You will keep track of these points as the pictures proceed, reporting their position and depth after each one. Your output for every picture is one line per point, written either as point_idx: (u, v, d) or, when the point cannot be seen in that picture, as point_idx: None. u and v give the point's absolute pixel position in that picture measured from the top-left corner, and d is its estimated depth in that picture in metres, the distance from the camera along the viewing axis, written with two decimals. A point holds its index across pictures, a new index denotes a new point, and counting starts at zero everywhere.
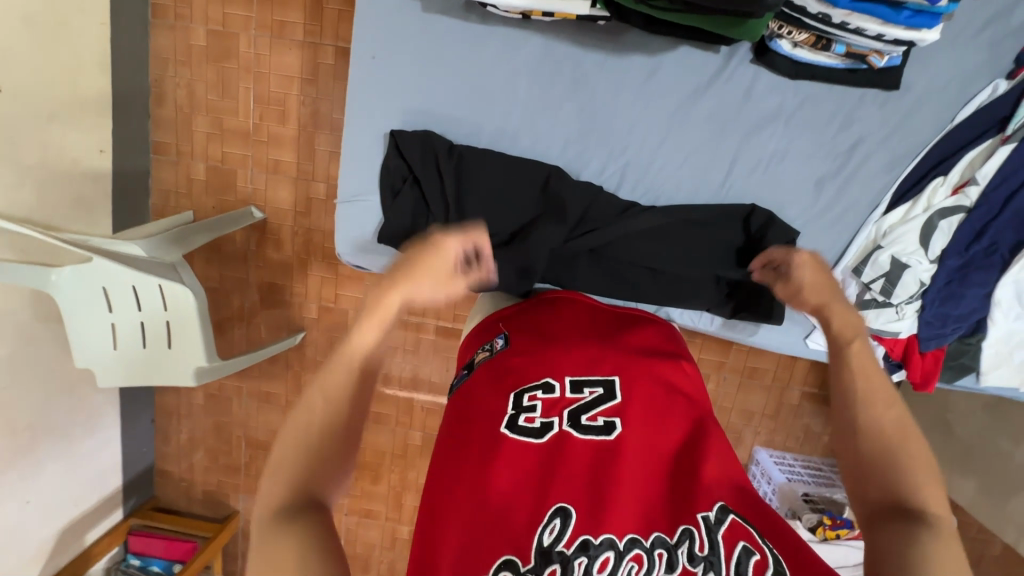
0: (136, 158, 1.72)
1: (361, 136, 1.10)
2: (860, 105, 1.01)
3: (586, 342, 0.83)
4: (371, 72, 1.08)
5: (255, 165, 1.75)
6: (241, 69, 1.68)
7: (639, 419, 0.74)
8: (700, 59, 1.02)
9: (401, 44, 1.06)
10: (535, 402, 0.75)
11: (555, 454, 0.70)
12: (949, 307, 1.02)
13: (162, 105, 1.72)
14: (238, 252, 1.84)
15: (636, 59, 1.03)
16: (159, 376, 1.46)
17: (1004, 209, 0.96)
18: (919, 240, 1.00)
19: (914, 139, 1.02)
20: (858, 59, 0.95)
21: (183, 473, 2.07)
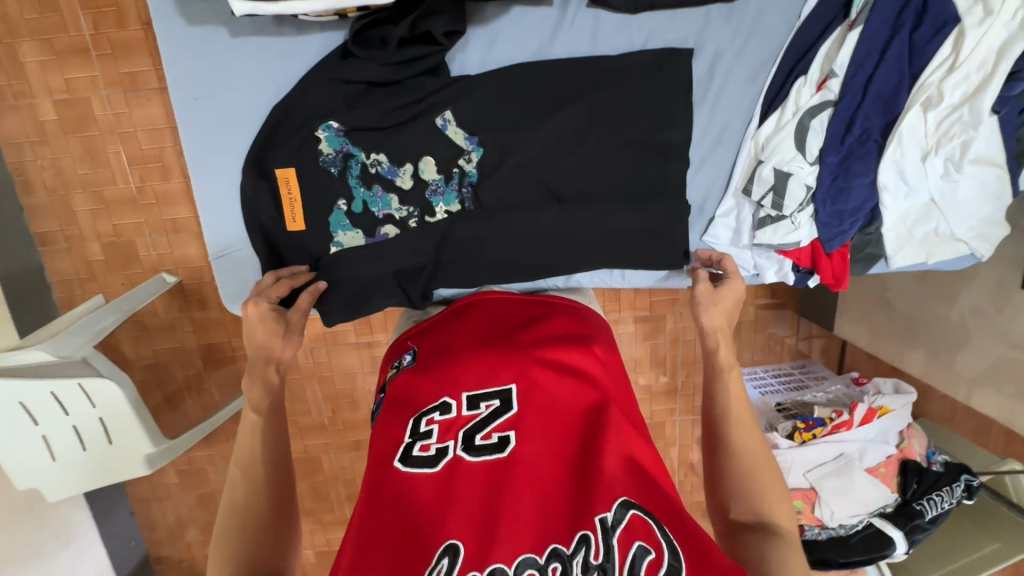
0: (21, 255, 1.60)
1: (210, 181, 1.04)
2: (708, 23, 0.98)
3: (483, 355, 0.85)
4: (200, 112, 1.01)
5: (152, 229, 1.65)
6: (104, 134, 1.56)
7: (534, 423, 0.75)
8: (535, 16, 0.98)
9: (225, 76, 0.99)
10: (432, 428, 0.77)
11: (449, 478, 0.71)
12: (840, 205, 0.98)
13: (34, 193, 1.60)
14: (164, 322, 1.75)
15: (472, 31, 0.98)
16: (113, 474, 1.38)
17: (865, 96, 0.93)
18: (794, 145, 0.97)
19: (769, 42, 0.99)
20: None
21: (183, 554, 2.01)
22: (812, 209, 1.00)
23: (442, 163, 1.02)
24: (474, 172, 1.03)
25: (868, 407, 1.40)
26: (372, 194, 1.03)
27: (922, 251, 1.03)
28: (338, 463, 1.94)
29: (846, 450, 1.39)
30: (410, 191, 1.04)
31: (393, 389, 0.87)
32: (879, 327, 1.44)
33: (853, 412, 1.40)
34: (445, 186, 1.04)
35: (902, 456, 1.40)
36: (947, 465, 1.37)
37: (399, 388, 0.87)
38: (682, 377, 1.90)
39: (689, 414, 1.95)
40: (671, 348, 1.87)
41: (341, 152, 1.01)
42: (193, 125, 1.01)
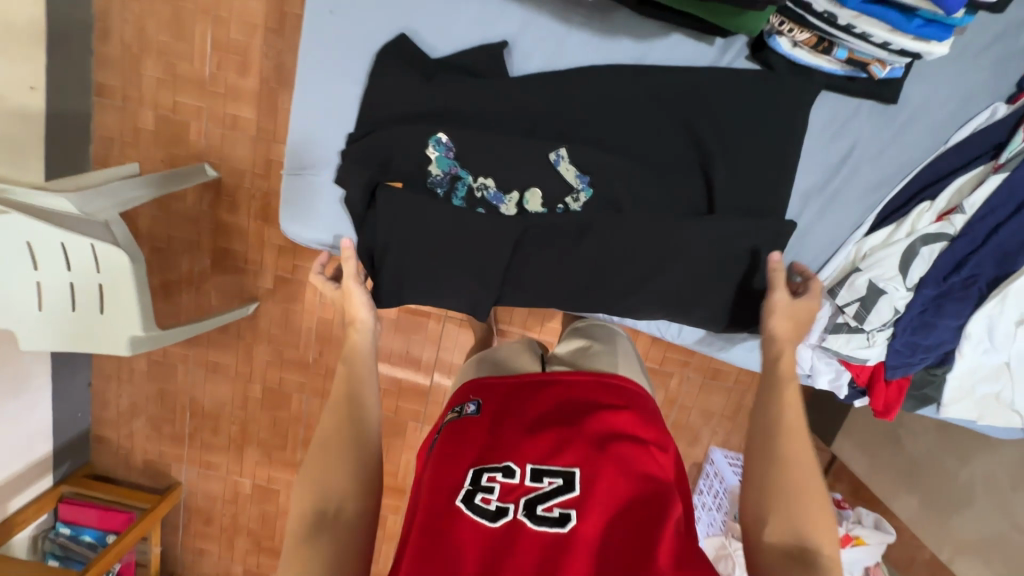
0: (74, 99, 1.56)
1: (312, 109, 1.03)
2: (856, 115, 0.98)
3: (551, 429, 0.86)
4: (333, 25, 0.99)
5: (210, 119, 1.61)
6: (198, 11, 1.53)
7: (596, 509, 0.74)
8: (689, 50, 0.98)
9: (372, 20, 0.99)
10: (493, 482, 0.79)
11: (506, 539, 0.73)
12: (918, 338, 0.95)
13: (105, 43, 1.56)
14: (189, 212, 1.71)
15: (625, 42, 0.98)
16: (90, 344, 1.33)
17: (986, 243, 0.89)
18: (898, 265, 0.92)
19: (906, 158, 0.99)
20: (858, 66, 0.91)
21: (123, 442, 1.96)
22: (892, 332, 0.95)
23: (548, 197, 1.00)
24: (577, 210, 1.00)
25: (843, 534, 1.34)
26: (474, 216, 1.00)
27: (975, 409, 1.00)
28: (306, 406, 1.90)
29: None
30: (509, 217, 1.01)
31: (453, 436, 0.91)
32: (877, 461, 1.40)
33: None
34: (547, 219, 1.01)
35: None
36: None
37: (460, 440, 0.89)
38: None
39: None
40: (667, 408, 1.84)
41: (449, 174, 1.00)
42: (314, 62, 1.01)
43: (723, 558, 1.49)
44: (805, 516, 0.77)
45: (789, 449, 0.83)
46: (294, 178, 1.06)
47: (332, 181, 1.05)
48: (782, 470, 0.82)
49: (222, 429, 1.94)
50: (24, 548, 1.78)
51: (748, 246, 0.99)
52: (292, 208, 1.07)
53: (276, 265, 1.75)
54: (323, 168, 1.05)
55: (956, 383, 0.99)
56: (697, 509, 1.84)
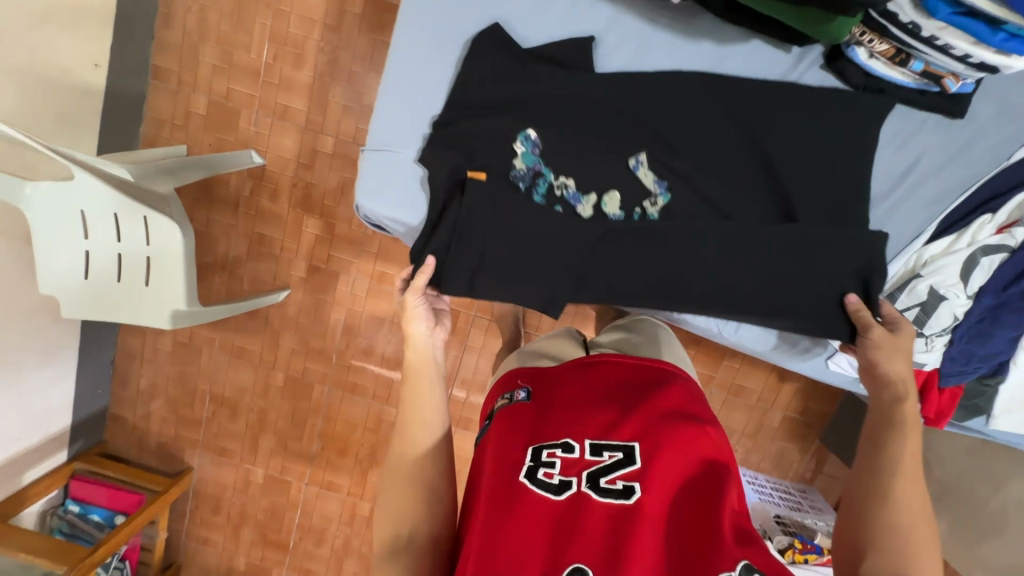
0: (132, 79, 1.60)
1: (398, 93, 1.06)
2: (921, 130, 1.04)
3: (605, 410, 0.89)
4: (428, 9, 1.05)
5: (262, 107, 1.66)
6: (260, 4, 1.58)
7: (655, 482, 0.77)
8: (766, 58, 1.04)
9: (463, 18, 1.05)
10: (555, 458, 0.82)
11: (572, 511, 0.76)
12: (975, 346, 1.02)
13: (168, 28, 1.61)
14: (230, 197, 1.74)
15: (705, 46, 1.04)
16: (133, 313, 1.36)
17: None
18: (960, 272, 0.98)
19: (967, 172, 1.04)
20: (932, 79, 0.96)
21: (138, 422, 1.95)
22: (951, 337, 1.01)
23: (626, 201, 1.04)
24: (654, 214, 1.05)
25: None
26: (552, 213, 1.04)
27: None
28: (327, 398, 1.90)
29: None
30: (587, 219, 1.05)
31: (507, 415, 0.93)
32: None
33: None
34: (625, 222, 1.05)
35: None
36: None
37: (515, 418, 0.92)
38: None
39: None
40: None
41: (533, 169, 1.03)
42: (404, 52, 1.05)
43: None
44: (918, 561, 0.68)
45: (903, 492, 0.74)
46: (375, 157, 1.06)
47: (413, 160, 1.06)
48: (890, 510, 0.74)
49: (240, 416, 1.94)
50: (32, 523, 1.75)
51: (822, 251, 1.02)
52: (372, 184, 1.05)
53: (311, 255, 1.78)
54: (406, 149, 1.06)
55: (1009, 395, 1.05)
56: None
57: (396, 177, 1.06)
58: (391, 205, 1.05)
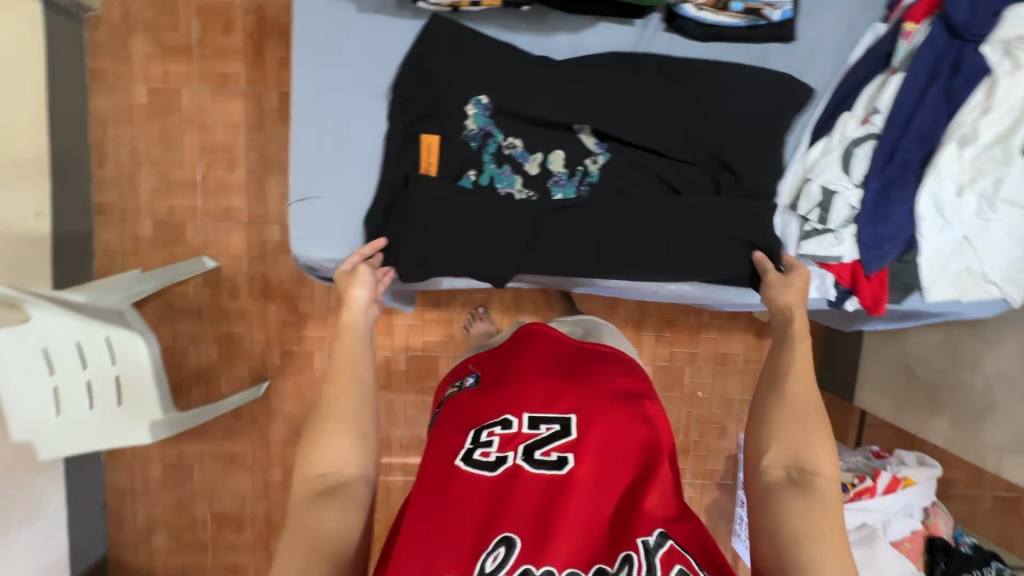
0: (77, 220, 1.68)
1: (316, 138, 0.89)
2: (766, 59, 0.88)
3: (542, 388, 0.94)
4: (312, 51, 0.87)
5: (205, 214, 1.74)
6: (184, 122, 1.70)
7: (588, 451, 0.84)
8: (618, 36, 0.88)
9: (342, 51, 0.88)
10: (495, 436, 0.87)
11: (509, 482, 0.81)
12: (882, 229, 0.85)
13: (104, 165, 1.71)
14: (192, 305, 1.77)
15: (559, 37, 0.88)
16: (105, 438, 1.32)
17: (907, 131, 0.83)
18: (841, 166, 0.85)
19: (817, 80, 0.88)
20: (755, 14, 0.84)
21: (143, 561, 1.86)
22: (855, 228, 0.86)
23: (569, 158, 0.89)
24: (596, 174, 0.89)
25: (892, 476, 1.33)
26: (498, 172, 0.89)
27: (958, 288, 0.91)
28: None
29: (868, 520, 1.31)
30: (534, 179, 0.90)
31: (457, 403, 0.98)
32: (900, 398, 1.44)
33: (877, 478, 1.32)
34: (568, 180, 0.90)
35: (929, 533, 1.33)
36: (978, 548, 1.28)
37: (462, 404, 0.97)
38: (695, 437, 1.86)
39: (698, 479, 1.87)
40: (686, 404, 1.85)
41: (482, 132, 0.88)
42: (309, 91, 0.88)
43: None
44: (807, 441, 0.65)
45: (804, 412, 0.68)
46: (302, 208, 0.89)
47: (336, 204, 0.90)
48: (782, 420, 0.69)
49: (246, 524, 1.86)
50: None
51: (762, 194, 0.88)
52: (304, 238, 0.90)
53: (282, 340, 1.80)
54: (342, 193, 0.90)
55: (931, 263, 0.89)
56: (745, 503, 1.79)
57: (321, 224, 0.90)
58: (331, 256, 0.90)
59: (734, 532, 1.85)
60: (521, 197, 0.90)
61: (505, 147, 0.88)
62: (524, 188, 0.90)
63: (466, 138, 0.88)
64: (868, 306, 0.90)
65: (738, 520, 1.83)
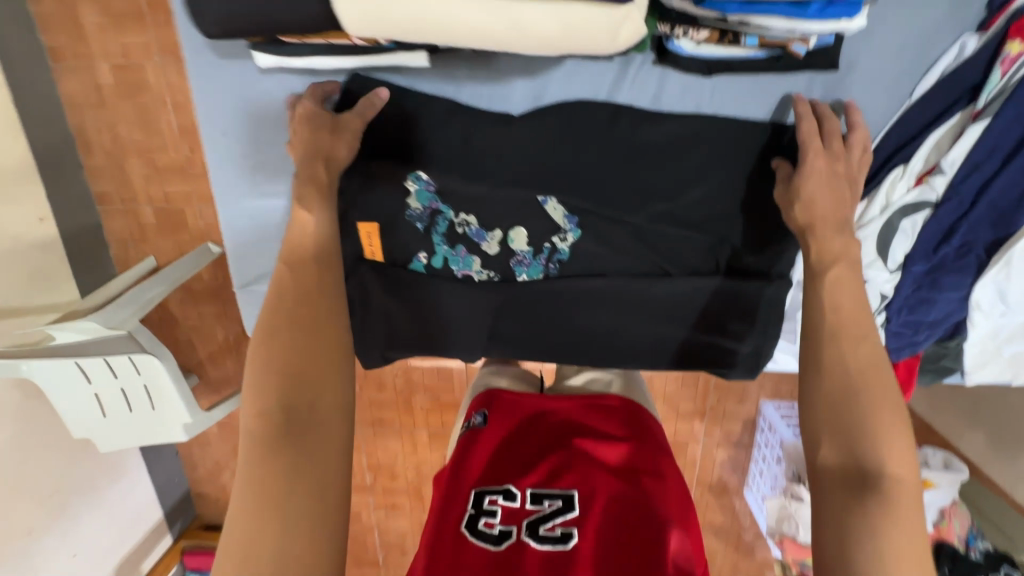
0: (82, 214, 1.63)
1: (248, 224, 0.78)
2: (794, 97, 0.66)
3: (549, 443, 0.65)
4: (219, 120, 0.72)
5: (201, 199, 1.65)
6: (157, 101, 1.54)
7: (600, 522, 0.56)
8: (592, 75, 0.67)
9: (255, 121, 0.72)
10: (495, 506, 0.59)
11: (502, 572, 0.53)
12: (917, 316, 0.70)
13: (92, 154, 1.61)
14: (210, 287, 1.80)
15: (516, 85, 0.68)
16: (151, 434, 1.48)
17: (976, 205, 0.62)
18: (877, 246, 0.67)
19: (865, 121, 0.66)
20: (775, 47, 0.60)
21: (218, 494, 2.15)
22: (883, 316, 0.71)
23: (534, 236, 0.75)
24: (567, 250, 0.75)
25: None
26: (454, 253, 0.76)
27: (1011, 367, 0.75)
28: None
29: None
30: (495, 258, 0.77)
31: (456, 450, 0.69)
32: (942, 400, 1.30)
33: None
34: (533, 258, 0.76)
35: (939, 537, 1.27)
36: (988, 554, 1.23)
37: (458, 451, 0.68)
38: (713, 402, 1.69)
39: None
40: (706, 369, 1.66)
41: (430, 210, 0.75)
42: (227, 168, 0.74)
43: (787, 519, 1.45)
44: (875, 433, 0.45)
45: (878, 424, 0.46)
46: (249, 297, 0.81)
47: None
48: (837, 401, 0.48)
49: None
50: None
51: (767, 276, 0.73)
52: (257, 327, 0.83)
53: None
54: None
55: (981, 346, 0.73)
56: (759, 463, 1.70)
57: None
58: None
59: (745, 485, 1.78)
60: (480, 281, 0.76)
61: (458, 226, 0.75)
62: (484, 269, 0.77)
63: (411, 220, 0.75)
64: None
65: (749, 476, 1.77)
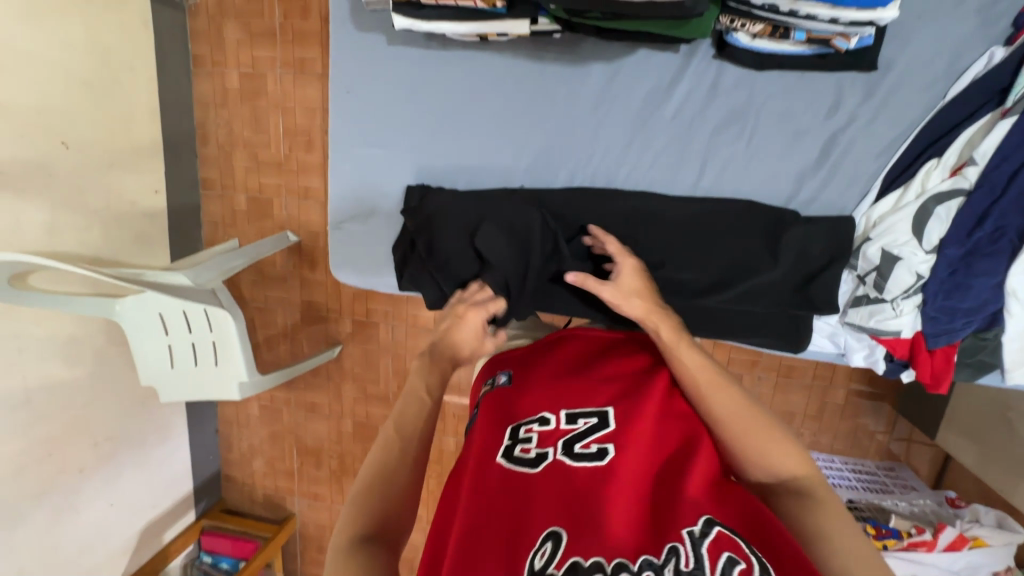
0: (187, 194, 1.83)
1: (349, 170, 0.92)
2: (840, 95, 0.75)
3: (581, 374, 0.66)
4: (348, 82, 0.88)
5: (287, 193, 1.82)
6: (270, 106, 1.75)
7: (633, 440, 0.56)
8: (660, 64, 0.79)
9: (372, 85, 0.88)
10: (530, 431, 0.59)
11: (543, 486, 0.53)
12: (954, 301, 0.73)
13: (207, 144, 1.83)
14: (279, 273, 1.88)
15: (594, 68, 0.81)
16: (209, 391, 1.50)
17: (1008, 190, 0.67)
18: (912, 227, 0.73)
19: (901, 119, 0.74)
20: (823, 44, 0.70)
21: (246, 480, 2.02)
22: (920, 298, 0.74)
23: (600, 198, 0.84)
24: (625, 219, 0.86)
25: (959, 533, 1.20)
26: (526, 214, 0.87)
27: None
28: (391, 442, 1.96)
29: (919, 572, 1.21)
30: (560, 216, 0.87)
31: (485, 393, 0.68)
32: (990, 449, 1.24)
33: (938, 534, 1.20)
34: None
35: None
36: None
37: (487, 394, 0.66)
38: None
39: None
40: None
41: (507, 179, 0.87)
42: (348, 121, 0.90)
43: None
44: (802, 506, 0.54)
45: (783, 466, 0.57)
46: (337, 235, 0.94)
47: (369, 231, 0.93)
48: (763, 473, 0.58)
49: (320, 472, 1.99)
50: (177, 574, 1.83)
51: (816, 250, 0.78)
52: (338, 262, 0.95)
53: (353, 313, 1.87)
54: (374, 223, 0.93)
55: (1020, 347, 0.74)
56: None
57: (357, 248, 0.94)
58: (363, 280, 0.95)
59: None
60: None
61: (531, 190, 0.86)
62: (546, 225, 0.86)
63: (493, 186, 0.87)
64: (927, 382, 0.79)
65: None
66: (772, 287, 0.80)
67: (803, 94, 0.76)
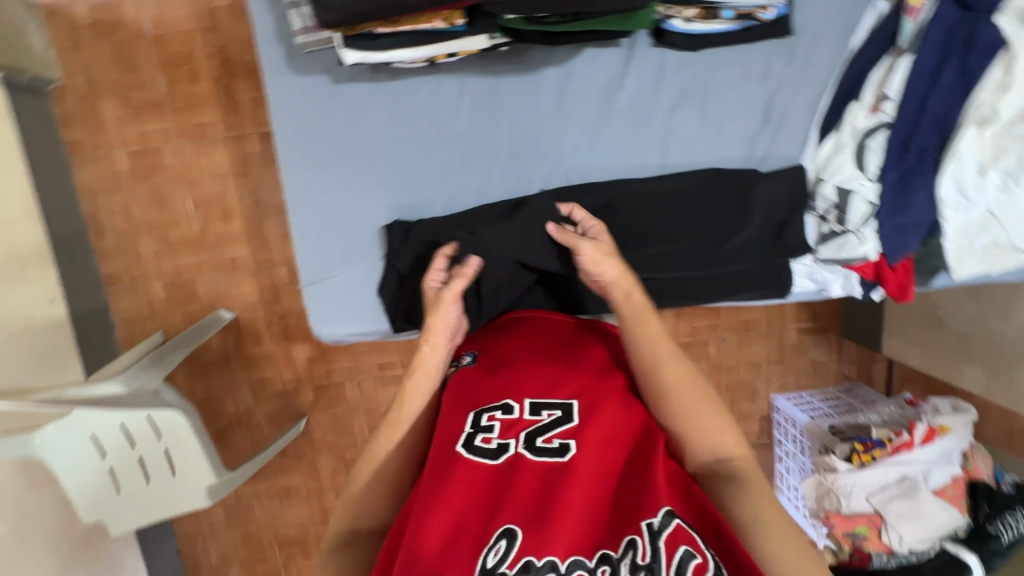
0: (87, 292, 1.43)
1: (317, 217, 0.86)
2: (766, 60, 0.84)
3: (542, 364, 0.65)
4: (302, 128, 0.83)
5: (213, 268, 1.48)
6: (172, 180, 1.43)
7: (600, 422, 0.56)
8: (607, 58, 0.83)
9: (324, 125, 0.84)
10: (493, 421, 0.59)
11: (502, 478, 0.53)
12: (901, 219, 0.81)
13: (105, 236, 1.46)
14: (220, 356, 1.57)
15: (547, 72, 0.83)
16: (169, 511, 1.16)
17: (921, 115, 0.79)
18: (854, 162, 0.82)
19: (819, 72, 0.84)
20: (748, 18, 0.78)
21: None
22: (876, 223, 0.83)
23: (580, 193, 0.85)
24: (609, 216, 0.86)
25: (927, 426, 1.21)
26: None
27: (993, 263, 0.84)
28: None
29: (907, 472, 1.20)
30: None
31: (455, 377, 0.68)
32: (930, 347, 1.39)
33: (912, 430, 1.21)
34: None
35: (970, 477, 1.21)
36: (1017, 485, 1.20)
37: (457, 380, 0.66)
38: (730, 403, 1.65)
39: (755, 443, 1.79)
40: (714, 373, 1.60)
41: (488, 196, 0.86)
42: (308, 166, 0.85)
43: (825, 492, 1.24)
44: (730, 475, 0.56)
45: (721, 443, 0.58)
46: (315, 289, 0.87)
47: (352, 279, 0.88)
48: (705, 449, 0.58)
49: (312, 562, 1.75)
50: None
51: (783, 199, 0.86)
52: (319, 320, 0.88)
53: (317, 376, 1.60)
54: (357, 267, 0.88)
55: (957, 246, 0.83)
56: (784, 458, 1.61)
57: (341, 300, 0.88)
58: (352, 330, 0.89)
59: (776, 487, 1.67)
60: None
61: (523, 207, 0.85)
62: None
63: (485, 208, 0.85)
64: (895, 294, 0.89)
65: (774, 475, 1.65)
66: (752, 244, 0.86)
67: (733, 67, 0.84)
